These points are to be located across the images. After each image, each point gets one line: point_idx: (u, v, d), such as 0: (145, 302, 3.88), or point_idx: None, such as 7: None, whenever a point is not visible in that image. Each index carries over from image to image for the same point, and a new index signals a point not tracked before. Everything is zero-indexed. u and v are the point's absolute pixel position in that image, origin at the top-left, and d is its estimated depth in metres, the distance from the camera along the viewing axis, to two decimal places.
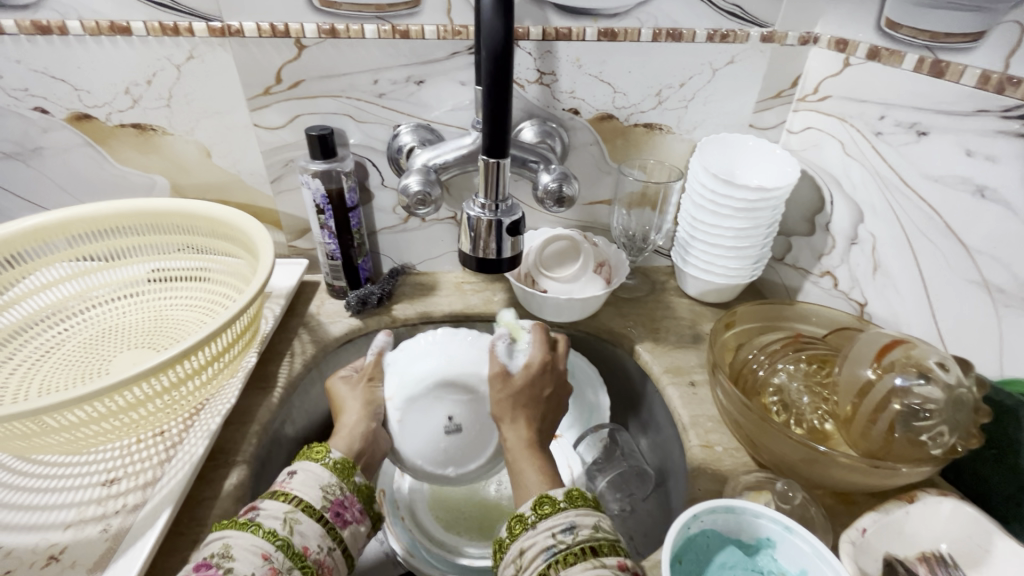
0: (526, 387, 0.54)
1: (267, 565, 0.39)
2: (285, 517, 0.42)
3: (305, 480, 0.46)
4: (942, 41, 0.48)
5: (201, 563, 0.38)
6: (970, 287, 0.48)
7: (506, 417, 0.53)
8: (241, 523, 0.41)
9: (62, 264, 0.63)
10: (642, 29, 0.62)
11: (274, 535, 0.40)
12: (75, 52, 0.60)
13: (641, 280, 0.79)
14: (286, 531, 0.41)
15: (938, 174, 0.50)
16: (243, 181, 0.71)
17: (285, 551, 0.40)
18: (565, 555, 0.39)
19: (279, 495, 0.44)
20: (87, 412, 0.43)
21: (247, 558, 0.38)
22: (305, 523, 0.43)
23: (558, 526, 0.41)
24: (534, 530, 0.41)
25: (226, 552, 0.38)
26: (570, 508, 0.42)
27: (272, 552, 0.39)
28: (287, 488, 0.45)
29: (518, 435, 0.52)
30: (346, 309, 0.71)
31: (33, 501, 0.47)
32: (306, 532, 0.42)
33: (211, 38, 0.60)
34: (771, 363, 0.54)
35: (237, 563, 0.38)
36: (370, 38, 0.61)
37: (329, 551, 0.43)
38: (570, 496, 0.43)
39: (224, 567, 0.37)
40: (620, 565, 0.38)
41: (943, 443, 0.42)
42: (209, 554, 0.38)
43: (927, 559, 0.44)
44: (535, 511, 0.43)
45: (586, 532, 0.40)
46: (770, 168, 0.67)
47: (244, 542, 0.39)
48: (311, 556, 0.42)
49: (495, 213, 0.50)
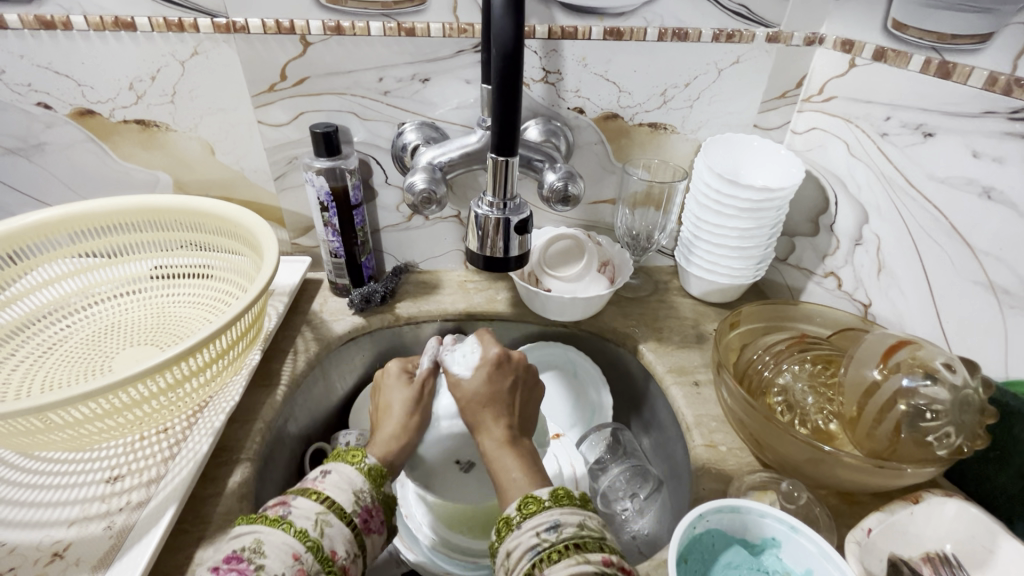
0: (486, 390, 0.54)
1: (296, 565, 0.38)
2: (316, 517, 0.42)
3: (339, 483, 0.45)
4: (949, 42, 0.48)
5: (232, 555, 0.38)
6: (975, 288, 0.48)
7: (478, 421, 0.53)
8: (272, 519, 0.41)
9: (64, 260, 0.63)
10: (648, 28, 0.62)
11: (305, 535, 0.40)
12: (79, 47, 0.60)
13: (644, 280, 0.79)
14: (317, 532, 0.41)
15: (944, 175, 0.50)
16: (246, 178, 0.71)
17: (314, 552, 0.40)
18: (550, 553, 0.38)
19: (311, 493, 0.43)
20: (92, 408, 0.43)
21: (279, 557, 0.38)
22: (334, 526, 0.42)
23: (543, 525, 0.40)
24: (519, 531, 0.40)
25: (258, 549, 0.38)
26: (555, 506, 0.41)
27: (303, 553, 0.39)
28: (320, 488, 0.44)
29: (494, 435, 0.51)
30: (350, 307, 0.71)
31: (37, 498, 0.46)
32: (335, 536, 0.42)
33: (216, 35, 0.60)
34: (776, 364, 0.54)
35: (268, 560, 0.38)
36: (375, 35, 0.60)
37: (353, 557, 0.43)
38: (556, 494, 0.42)
39: (256, 563, 0.37)
40: (605, 560, 0.37)
41: (949, 444, 0.41)
42: (241, 547, 0.38)
43: (931, 559, 0.44)
44: (519, 512, 0.42)
45: (570, 530, 0.39)
46: (775, 168, 0.67)
47: (275, 540, 0.39)
48: (337, 560, 0.41)
49: (503, 211, 0.50)
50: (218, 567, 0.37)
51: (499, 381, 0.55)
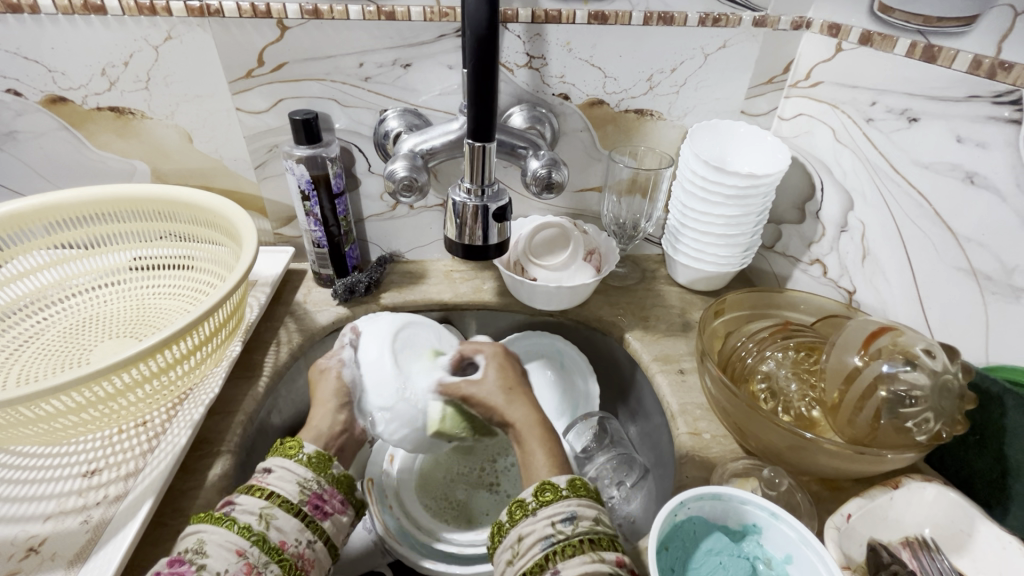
0: (502, 378, 0.55)
1: (240, 561, 0.39)
2: (261, 512, 0.42)
3: (283, 475, 0.45)
4: (935, 25, 0.48)
5: (173, 558, 0.38)
6: (958, 274, 0.48)
7: (506, 402, 0.53)
8: (216, 517, 0.41)
9: (39, 252, 0.61)
10: (633, 12, 0.61)
11: (249, 530, 0.41)
12: (48, 31, 0.58)
13: (631, 268, 0.79)
14: (262, 525, 0.41)
15: (928, 160, 0.50)
16: (226, 167, 0.69)
17: (260, 545, 0.40)
18: (563, 546, 0.39)
19: (254, 490, 0.44)
20: (66, 402, 0.42)
21: (221, 555, 0.39)
22: (281, 517, 0.42)
23: (558, 515, 0.41)
24: (534, 518, 0.42)
25: (199, 550, 0.39)
26: (571, 497, 0.43)
27: (248, 548, 0.40)
28: (264, 483, 0.44)
29: (526, 413, 0.52)
30: (333, 297, 0.70)
31: (13, 493, 0.46)
32: (283, 526, 0.42)
33: (190, 18, 0.58)
34: (759, 351, 0.54)
35: (210, 560, 0.38)
36: (354, 19, 0.59)
37: (310, 544, 0.43)
38: (573, 485, 0.44)
39: (197, 563, 0.38)
40: (618, 560, 0.39)
41: (928, 429, 0.42)
42: (184, 550, 0.39)
43: (911, 543, 0.44)
44: (536, 498, 0.43)
45: (585, 524, 0.41)
46: (761, 154, 0.66)
47: (217, 539, 0.40)
48: (288, 550, 0.41)
49: (481, 199, 0.49)
50: (160, 571, 0.38)
51: (513, 371, 0.57)
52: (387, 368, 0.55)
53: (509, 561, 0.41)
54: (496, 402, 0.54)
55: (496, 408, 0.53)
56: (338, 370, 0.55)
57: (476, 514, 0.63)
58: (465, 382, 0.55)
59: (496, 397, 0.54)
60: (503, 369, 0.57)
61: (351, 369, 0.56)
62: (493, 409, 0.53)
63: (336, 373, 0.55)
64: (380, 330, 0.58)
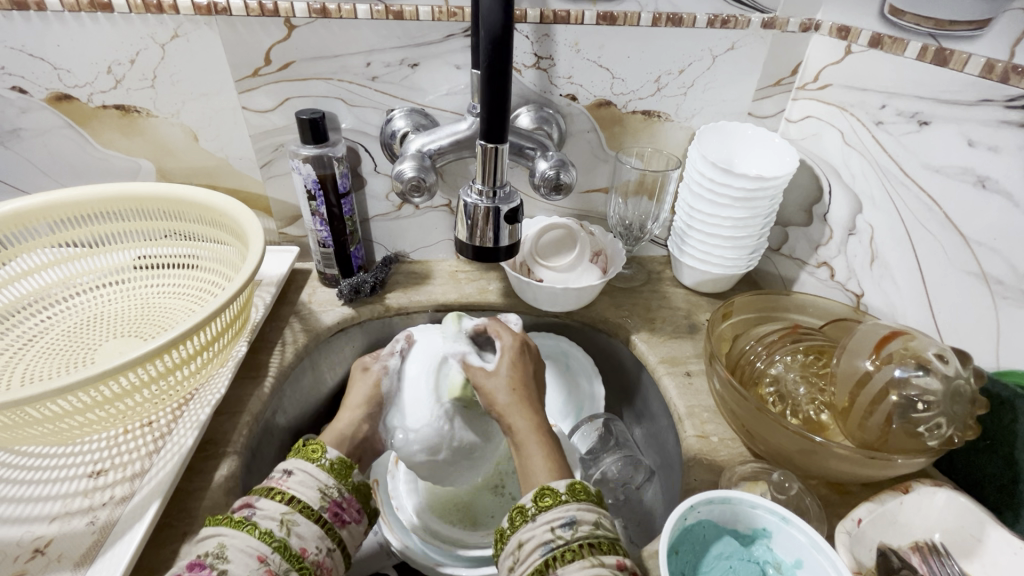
0: (512, 379, 0.55)
1: (262, 567, 0.39)
2: (281, 518, 0.42)
3: (304, 480, 0.45)
4: (947, 28, 0.47)
5: (195, 562, 0.38)
6: (968, 278, 0.48)
7: (507, 405, 0.53)
8: (237, 521, 0.41)
9: (43, 250, 0.61)
10: (642, 13, 0.61)
11: (270, 536, 0.40)
12: (53, 28, 0.58)
13: (637, 269, 0.79)
14: (283, 531, 0.41)
15: (939, 164, 0.50)
16: (232, 166, 0.69)
17: (282, 552, 0.40)
18: (562, 551, 0.39)
19: (275, 494, 0.43)
20: (73, 402, 0.42)
21: (242, 561, 0.38)
22: (302, 524, 0.42)
23: (558, 520, 0.41)
24: (533, 524, 0.42)
25: (221, 554, 0.38)
26: (571, 501, 0.42)
27: (269, 555, 0.39)
28: (284, 487, 0.44)
29: (527, 419, 0.52)
30: (338, 297, 0.70)
31: (19, 494, 0.45)
32: (303, 533, 0.42)
33: (197, 16, 0.58)
34: (768, 355, 0.54)
35: (232, 565, 0.38)
36: (362, 18, 0.59)
37: (329, 551, 0.43)
38: (573, 489, 0.44)
39: (219, 569, 0.37)
40: (619, 564, 0.39)
41: (940, 434, 0.42)
42: (204, 554, 0.38)
43: (920, 548, 0.44)
44: (536, 503, 0.43)
45: (585, 528, 0.41)
46: (768, 156, 0.66)
47: (239, 543, 0.39)
48: (309, 557, 0.41)
49: (493, 200, 0.49)
50: (182, 575, 0.37)
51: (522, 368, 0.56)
52: (426, 385, 0.55)
53: (511, 567, 0.41)
54: (501, 403, 0.53)
55: (500, 408, 0.53)
56: (379, 378, 0.56)
57: (481, 516, 0.62)
58: (480, 377, 0.55)
59: (500, 397, 0.53)
60: (516, 367, 0.56)
61: (391, 379, 0.57)
62: (498, 409, 0.53)
63: (375, 380, 0.56)
64: (429, 339, 0.59)
